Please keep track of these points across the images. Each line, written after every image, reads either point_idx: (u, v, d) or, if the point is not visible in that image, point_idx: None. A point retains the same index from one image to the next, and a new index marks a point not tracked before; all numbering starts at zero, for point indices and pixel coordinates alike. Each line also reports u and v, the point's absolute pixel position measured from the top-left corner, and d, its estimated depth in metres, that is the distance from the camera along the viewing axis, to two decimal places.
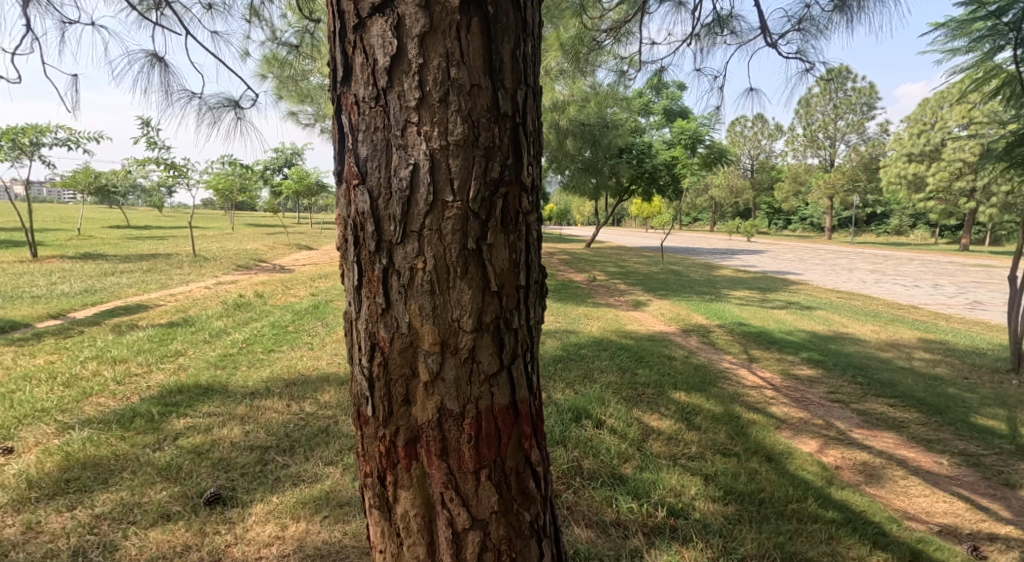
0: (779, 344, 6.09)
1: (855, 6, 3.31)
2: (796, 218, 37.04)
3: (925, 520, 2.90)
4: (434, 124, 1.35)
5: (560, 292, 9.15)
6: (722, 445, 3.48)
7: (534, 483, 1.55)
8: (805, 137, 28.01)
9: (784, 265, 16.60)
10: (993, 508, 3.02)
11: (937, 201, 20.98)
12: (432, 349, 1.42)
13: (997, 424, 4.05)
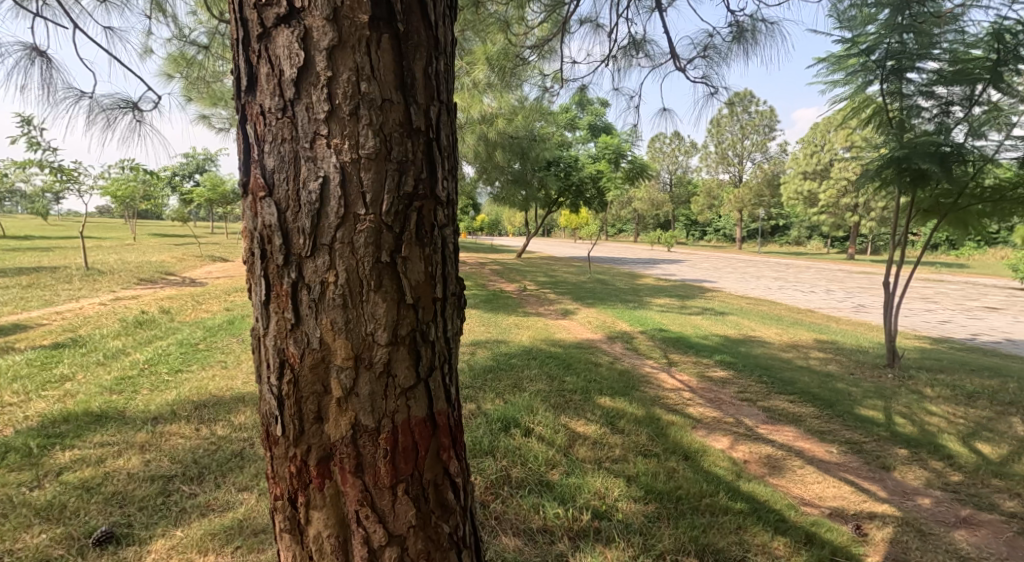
0: (695, 347, 6.45)
1: (750, 36, 3.61)
2: (710, 230, 39.43)
3: (818, 504, 3.17)
4: (344, 137, 1.34)
5: (490, 303, 9.19)
6: (644, 446, 3.64)
7: (453, 494, 1.55)
8: (716, 154, 29.96)
9: (700, 273, 17.61)
10: (873, 489, 3.36)
11: (828, 215, 22.84)
12: (345, 363, 1.40)
13: (877, 414, 4.49)
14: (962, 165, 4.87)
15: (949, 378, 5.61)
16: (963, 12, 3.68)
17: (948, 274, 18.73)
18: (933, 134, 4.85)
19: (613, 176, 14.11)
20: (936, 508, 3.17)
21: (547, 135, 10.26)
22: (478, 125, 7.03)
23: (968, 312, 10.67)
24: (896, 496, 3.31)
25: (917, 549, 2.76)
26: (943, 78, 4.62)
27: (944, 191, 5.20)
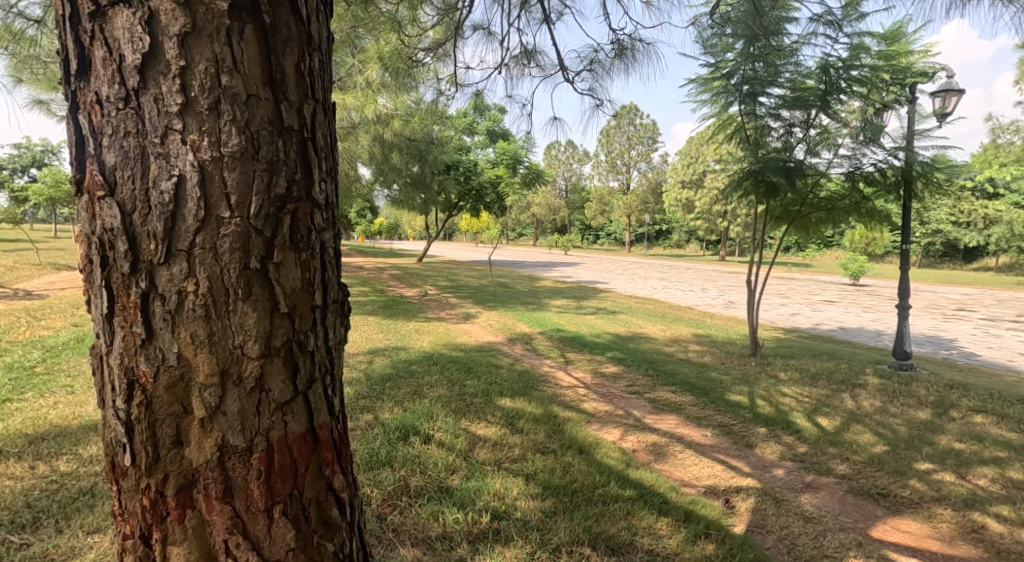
0: (589, 346, 6.73)
1: (630, 53, 3.83)
2: (602, 234, 41.46)
3: (695, 484, 3.43)
4: (202, 133, 1.24)
5: (389, 309, 8.95)
6: (541, 444, 3.72)
7: (338, 511, 1.48)
8: (605, 163, 31.63)
9: (594, 275, 18.45)
10: (739, 466, 3.70)
11: (703, 220, 25.35)
12: (209, 380, 1.28)
13: (743, 398, 4.96)
14: (804, 179, 5.54)
15: (799, 363, 6.32)
16: (800, 48, 4.19)
17: (800, 273, 21.17)
18: (780, 151, 5.46)
19: (511, 181, 14.40)
20: (788, 477, 3.56)
21: (444, 139, 10.22)
22: (375, 125, 6.70)
23: (814, 305, 12.14)
24: (758, 469, 3.67)
25: (774, 514, 3.08)
26: (787, 102, 5.22)
27: (791, 200, 5.87)
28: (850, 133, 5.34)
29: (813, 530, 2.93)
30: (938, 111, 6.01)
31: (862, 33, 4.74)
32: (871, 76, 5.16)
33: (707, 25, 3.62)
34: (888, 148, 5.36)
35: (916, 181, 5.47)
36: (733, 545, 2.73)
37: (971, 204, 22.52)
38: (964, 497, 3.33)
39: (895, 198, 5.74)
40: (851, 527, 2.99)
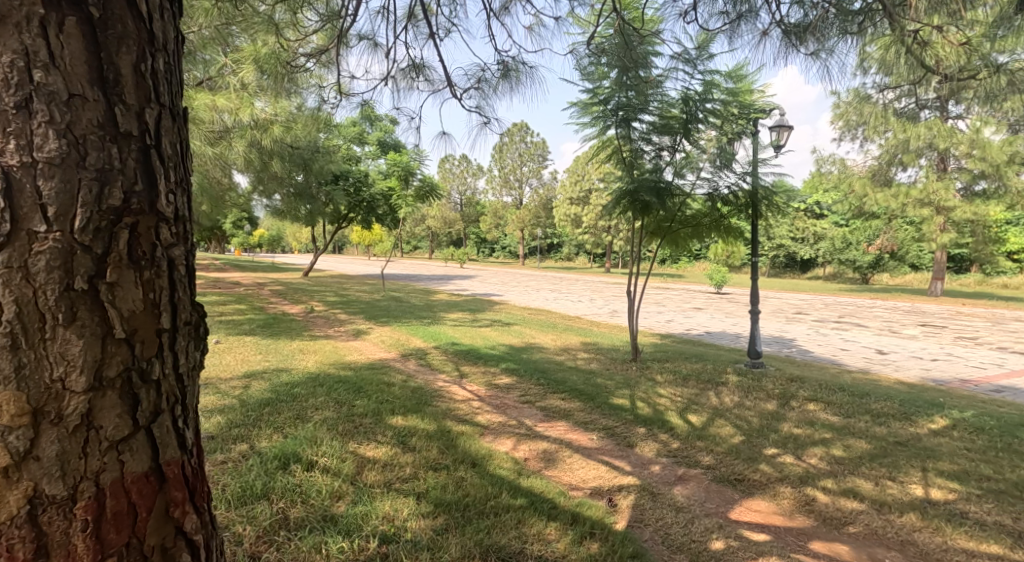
0: (483, 358, 6.75)
1: (514, 75, 3.93)
2: (497, 247, 42.16)
3: (581, 486, 3.55)
4: (9, 136, 1.09)
5: (270, 327, 8.36)
6: (434, 461, 3.65)
7: (190, 555, 1.34)
8: (499, 178, 32.14)
9: (490, 288, 18.65)
10: (621, 465, 3.89)
11: (590, 235, 26.69)
12: (16, 422, 1.11)
13: (625, 401, 5.24)
14: (672, 199, 6.03)
15: (674, 366, 6.81)
16: (662, 81, 4.57)
17: (674, 282, 23.17)
18: (652, 172, 5.91)
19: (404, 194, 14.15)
20: (663, 472, 3.81)
21: (332, 148, 9.83)
22: (251, 131, 6.25)
23: (686, 312, 13.20)
24: (637, 467, 3.88)
25: (650, 508, 3.27)
26: (656, 128, 5.65)
27: (663, 216, 6.35)
28: (708, 159, 5.90)
29: (683, 519, 3.15)
30: (775, 143, 6.83)
31: (714, 71, 5.26)
32: (723, 109, 5.76)
33: (584, 53, 3.82)
34: (739, 173, 6.00)
35: (762, 203, 6.17)
36: (614, 541, 2.85)
37: (807, 222, 25.92)
38: (801, 476, 3.77)
39: (747, 217, 6.40)
40: (713, 512, 3.26)
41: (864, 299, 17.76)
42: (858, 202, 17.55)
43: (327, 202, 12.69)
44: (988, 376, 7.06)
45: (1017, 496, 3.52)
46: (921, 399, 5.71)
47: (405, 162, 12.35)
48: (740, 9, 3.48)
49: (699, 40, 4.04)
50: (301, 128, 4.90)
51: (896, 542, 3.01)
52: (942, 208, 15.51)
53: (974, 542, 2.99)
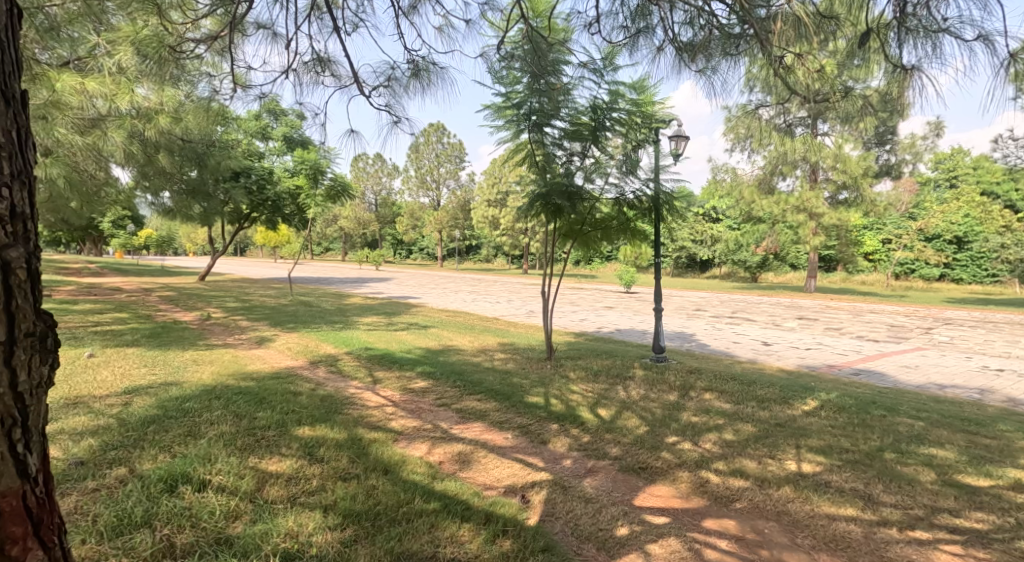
0: (399, 362, 6.64)
1: (425, 76, 3.91)
2: (414, 250, 41.51)
3: (496, 485, 3.60)
4: None
5: (158, 338, 7.67)
6: (344, 470, 3.55)
7: None
8: (416, 179, 31.44)
9: (408, 290, 18.32)
10: (534, 462, 3.99)
11: (507, 237, 27.01)
12: None
13: (540, 399, 5.36)
14: (582, 202, 6.27)
15: (586, 363, 7.05)
16: (571, 88, 4.73)
17: (588, 282, 24.04)
18: (564, 176, 6.10)
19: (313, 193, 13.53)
20: (573, 465, 3.95)
21: (230, 142, 9.25)
22: (131, 119, 5.86)
23: (598, 311, 13.68)
24: (550, 462, 3.99)
25: (561, 501, 3.38)
26: (567, 134, 5.82)
27: (574, 219, 6.59)
28: (615, 165, 6.16)
29: (592, 509, 3.29)
30: (673, 152, 7.29)
31: (619, 82, 5.50)
32: (629, 118, 6.03)
33: (496, 58, 3.88)
34: (643, 180, 6.32)
35: (664, 208, 6.55)
36: (526, 537, 2.93)
37: (706, 226, 27.76)
38: (696, 460, 4.06)
39: (651, 221, 6.77)
40: (619, 500, 3.44)
41: (753, 295, 19.38)
42: (748, 208, 19.10)
43: (226, 201, 11.84)
44: (852, 362, 7.94)
45: (871, 464, 4.00)
46: (799, 384, 6.32)
47: (313, 160, 11.80)
48: (639, 24, 3.69)
49: (604, 52, 4.24)
50: (192, 119, 4.57)
51: (774, 513, 3.33)
52: (813, 214, 17.18)
53: (835, 507, 3.38)
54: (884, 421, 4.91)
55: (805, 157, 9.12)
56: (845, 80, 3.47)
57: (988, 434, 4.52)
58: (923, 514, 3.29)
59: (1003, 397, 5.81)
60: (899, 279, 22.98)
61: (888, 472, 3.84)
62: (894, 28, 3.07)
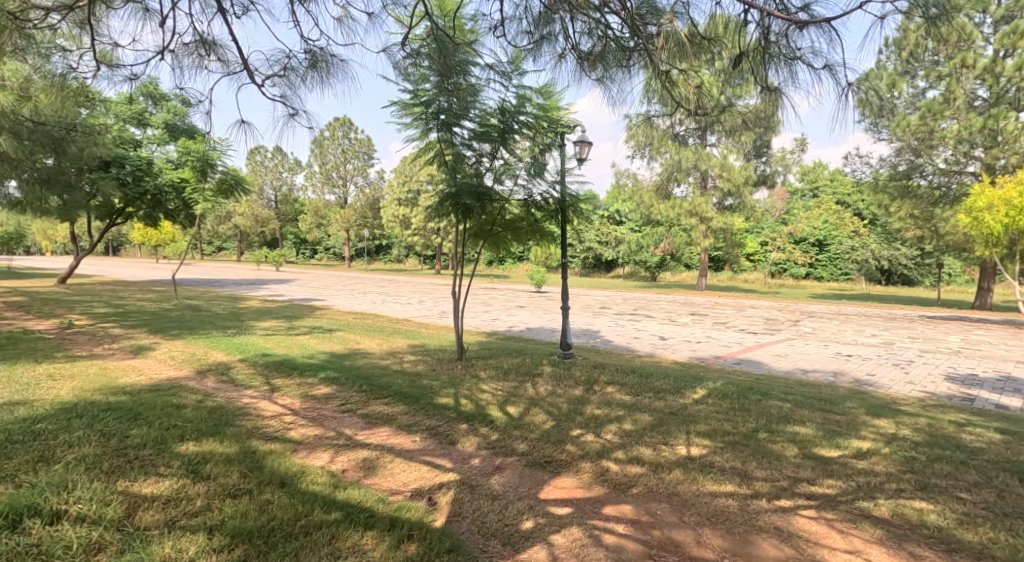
0: (299, 368, 6.42)
1: (323, 67, 3.86)
2: (320, 249, 40.01)
3: (402, 489, 3.62)
4: None
5: (5, 351, 6.83)
6: (234, 487, 3.43)
7: None
8: (320, 175, 30.14)
9: (312, 292, 17.64)
10: (443, 463, 4.04)
11: (420, 237, 26.76)
12: None
13: (449, 400, 5.43)
14: (492, 203, 6.40)
15: (496, 362, 7.19)
16: (478, 89, 4.85)
17: (500, 282, 24.40)
18: (473, 177, 6.19)
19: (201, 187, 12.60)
20: (481, 464, 4.05)
21: (94, 125, 8.39)
22: None
23: (509, 311, 13.95)
24: (458, 462, 4.07)
25: (469, 500, 3.47)
26: (476, 135, 5.91)
27: (485, 220, 6.70)
28: (524, 167, 6.36)
29: (498, 506, 3.41)
30: (578, 156, 7.62)
31: (526, 85, 5.68)
32: (536, 122, 6.24)
33: (401, 56, 3.89)
34: (550, 182, 6.56)
35: (569, 210, 6.84)
36: (431, 539, 3.00)
37: (611, 228, 29.09)
38: (598, 451, 4.31)
39: (557, 222, 7.04)
40: (525, 495, 3.59)
41: (652, 294, 20.52)
42: (648, 211, 20.19)
43: (93, 194, 10.65)
44: (734, 353, 8.72)
45: (748, 444, 4.45)
46: (689, 375, 6.86)
47: (200, 151, 10.98)
48: (542, 30, 3.88)
49: (511, 56, 4.39)
50: (46, 96, 4.18)
51: (666, 495, 3.63)
52: (704, 219, 18.57)
53: (718, 485, 3.74)
54: (759, 404, 5.46)
55: (695, 164, 9.89)
56: (729, 97, 3.76)
57: (839, 411, 5.18)
58: (788, 484, 3.73)
59: (852, 379, 6.66)
60: (777, 277, 25.37)
61: (762, 450, 4.30)
62: (760, 54, 3.41)
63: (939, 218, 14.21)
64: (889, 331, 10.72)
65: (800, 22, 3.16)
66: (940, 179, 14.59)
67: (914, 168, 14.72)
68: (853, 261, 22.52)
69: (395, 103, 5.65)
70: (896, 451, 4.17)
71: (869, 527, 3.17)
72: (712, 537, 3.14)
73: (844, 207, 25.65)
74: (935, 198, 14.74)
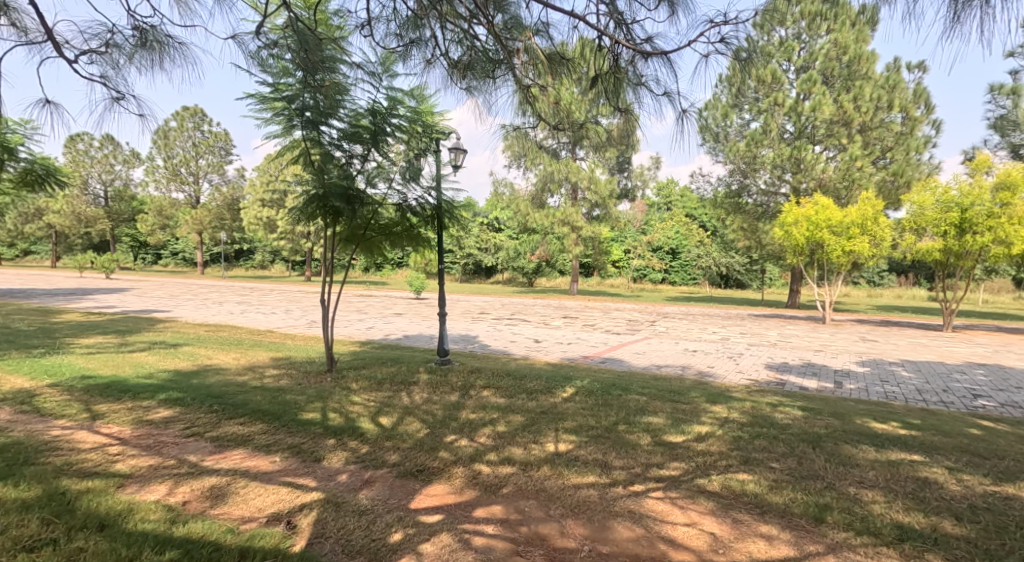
0: (133, 391, 5.78)
1: (152, 47, 3.57)
2: (167, 254, 36.19)
3: (257, 516, 3.42)
4: None
5: None
6: (34, 538, 3.04)
7: None
8: (165, 170, 27.24)
9: (152, 302, 15.85)
10: (306, 482, 3.87)
11: (287, 241, 25.28)
12: None
13: (315, 415, 5.22)
14: (363, 207, 6.27)
15: (369, 372, 7.02)
16: (347, 88, 4.77)
17: (375, 289, 23.88)
18: (342, 178, 6.02)
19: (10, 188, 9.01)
20: (349, 479, 3.96)
21: None
22: None
23: (384, 318, 13.64)
24: (322, 480, 3.93)
25: (332, 519, 3.38)
26: (346, 135, 5.76)
27: (357, 224, 6.53)
28: (398, 171, 6.32)
29: (365, 521, 3.37)
30: (453, 162, 7.73)
31: (398, 88, 5.69)
32: (409, 126, 6.27)
33: (257, 46, 3.73)
34: (424, 188, 6.61)
35: (444, 216, 6.93)
36: None
37: (489, 234, 29.59)
38: (470, 455, 4.40)
39: (433, 228, 7.08)
40: (394, 507, 3.57)
41: (525, 299, 21.21)
42: (522, 220, 20.86)
43: None
44: (599, 352, 9.33)
45: (609, 437, 4.81)
46: (559, 375, 7.22)
47: None
48: (411, 35, 3.93)
49: (382, 57, 4.38)
50: None
51: (534, 491, 3.81)
52: (575, 227, 19.61)
53: (580, 477, 4.01)
54: (619, 399, 5.91)
55: (565, 176, 10.49)
56: (593, 115, 4.05)
57: (684, 400, 5.78)
58: (641, 470, 4.09)
59: (697, 372, 7.45)
60: (638, 282, 27.55)
61: (620, 441, 4.67)
62: (613, 78, 3.73)
63: (762, 230, 16.34)
64: (726, 329, 12.11)
65: (644, 52, 3.53)
66: (762, 199, 16.68)
67: (743, 188, 16.83)
68: (699, 267, 25.22)
69: (253, 96, 5.36)
70: (729, 432, 4.76)
71: (704, 501, 3.60)
72: (574, 526, 3.36)
73: (692, 220, 28.55)
74: (757, 213, 16.87)
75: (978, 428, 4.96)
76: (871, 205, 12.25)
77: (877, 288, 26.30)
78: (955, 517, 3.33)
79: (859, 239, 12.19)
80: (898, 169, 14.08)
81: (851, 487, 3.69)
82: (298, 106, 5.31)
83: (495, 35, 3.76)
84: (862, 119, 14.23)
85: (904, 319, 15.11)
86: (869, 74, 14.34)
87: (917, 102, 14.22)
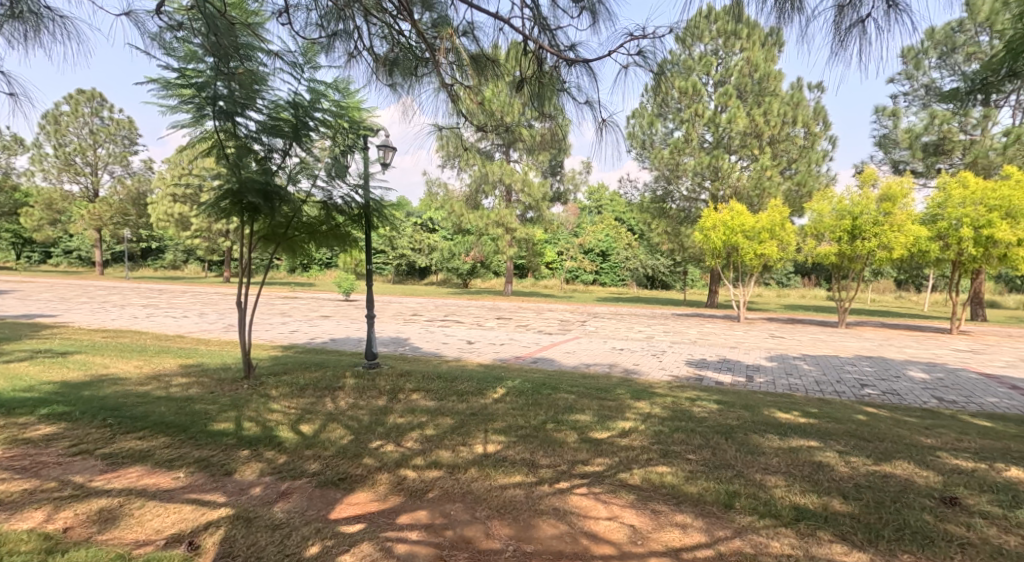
0: (11, 406, 5.23)
1: (25, 19, 3.26)
2: (62, 253, 33.18)
3: (154, 538, 3.19)
4: None
5: None
6: None
7: None
8: (57, 160, 24.92)
9: (39, 306, 14.46)
10: (213, 498, 3.65)
11: (202, 240, 23.85)
12: None
13: (227, 425, 4.94)
14: (284, 204, 6.00)
15: (291, 378, 6.73)
16: (265, 78, 4.55)
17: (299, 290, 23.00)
18: (261, 172, 5.73)
19: None
20: (264, 492, 3.77)
21: None
22: None
23: (310, 321, 13.14)
24: (231, 495, 3.72)
25: (242, 536, 3.21)
26: (265, 129, 5.43)
27: (278, 222, 6.25)
28: (322, 168, 6.10)
29: (278, 536, 3.22)
30: (381, 160, 7.55)
31: (321, 80, 5.48)
32: (334, 121, 6.06)
33: (159, 26, 3.49)
34: (351, 185, 6.39)
35: (372, 215, 6.72)
36: None
37: (422, 235, 29.24)
38: (396, 460, 4.30)
39: (361, 227, 6.87)
40: (313, 519, 3.43)
41: (457, 301, 21.14)
42: (454, 221, 20.76)
43: None
44: (531, 352, 9.43)
45: (536, 436, 4.85)
46: (490, 376, 7.22)
47: None
48: (335, 27, 3.80)
49: (303, 47, 4.21)
50: None
51: (460, 494, 3.78)
52: (508, 229, 19.76)
53: (507, 477, 4.01)
54: (548, 398, 5.98)
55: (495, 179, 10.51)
56: (524, 119, 4.05)
57: (609, 398, 5.92)
58: (567, 467, 4.15)
59: (622, 369, 7.67)
60: (568, 282, 28.13)
61: (547, 440, 4.72)
62: (540, 82, 3.77)
63: (684, 234, 17.09)
64: (651, 327, 12.57)
65: (568, 58, 3.59)
66: (684, 204, 17.43)
67: (667, 194, 17.53)
68: (626, 269, 26.09)
69: (157, 81, 5.01)
70: (651, 426, 4.92)
71: (625, 494, 3.70)
72: (499, 527, 3.36)
73: (620, 222, 29.47)
74: (680, 217, 17.63)
75: (866, 414, 5.40)
76: (778, 212, 13.10)
77: (786, 288, 28.27)
78: (843, 496, 3.60)
79: (768, 243, 13.00)
80: (802, 179, 15.14)
81: (758, 473, 3.91)
82: (210, 94, 5.00)
83: (420, 35, 3.71)
84: (771, 132, 15.19)
85: (808, 317, 16.28)
86: (777, 91, 15.36)
87: (817, 118, 15.36)
